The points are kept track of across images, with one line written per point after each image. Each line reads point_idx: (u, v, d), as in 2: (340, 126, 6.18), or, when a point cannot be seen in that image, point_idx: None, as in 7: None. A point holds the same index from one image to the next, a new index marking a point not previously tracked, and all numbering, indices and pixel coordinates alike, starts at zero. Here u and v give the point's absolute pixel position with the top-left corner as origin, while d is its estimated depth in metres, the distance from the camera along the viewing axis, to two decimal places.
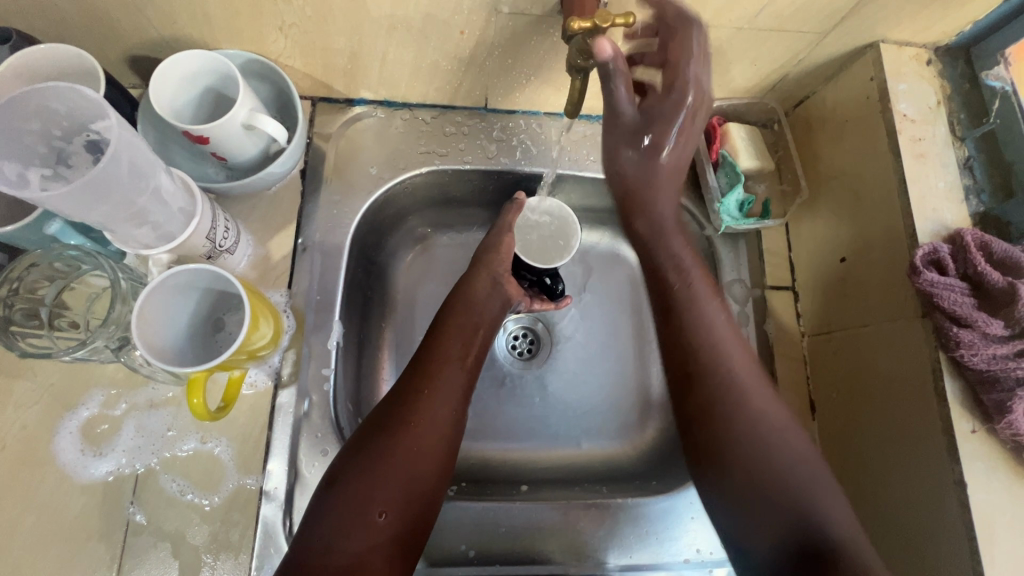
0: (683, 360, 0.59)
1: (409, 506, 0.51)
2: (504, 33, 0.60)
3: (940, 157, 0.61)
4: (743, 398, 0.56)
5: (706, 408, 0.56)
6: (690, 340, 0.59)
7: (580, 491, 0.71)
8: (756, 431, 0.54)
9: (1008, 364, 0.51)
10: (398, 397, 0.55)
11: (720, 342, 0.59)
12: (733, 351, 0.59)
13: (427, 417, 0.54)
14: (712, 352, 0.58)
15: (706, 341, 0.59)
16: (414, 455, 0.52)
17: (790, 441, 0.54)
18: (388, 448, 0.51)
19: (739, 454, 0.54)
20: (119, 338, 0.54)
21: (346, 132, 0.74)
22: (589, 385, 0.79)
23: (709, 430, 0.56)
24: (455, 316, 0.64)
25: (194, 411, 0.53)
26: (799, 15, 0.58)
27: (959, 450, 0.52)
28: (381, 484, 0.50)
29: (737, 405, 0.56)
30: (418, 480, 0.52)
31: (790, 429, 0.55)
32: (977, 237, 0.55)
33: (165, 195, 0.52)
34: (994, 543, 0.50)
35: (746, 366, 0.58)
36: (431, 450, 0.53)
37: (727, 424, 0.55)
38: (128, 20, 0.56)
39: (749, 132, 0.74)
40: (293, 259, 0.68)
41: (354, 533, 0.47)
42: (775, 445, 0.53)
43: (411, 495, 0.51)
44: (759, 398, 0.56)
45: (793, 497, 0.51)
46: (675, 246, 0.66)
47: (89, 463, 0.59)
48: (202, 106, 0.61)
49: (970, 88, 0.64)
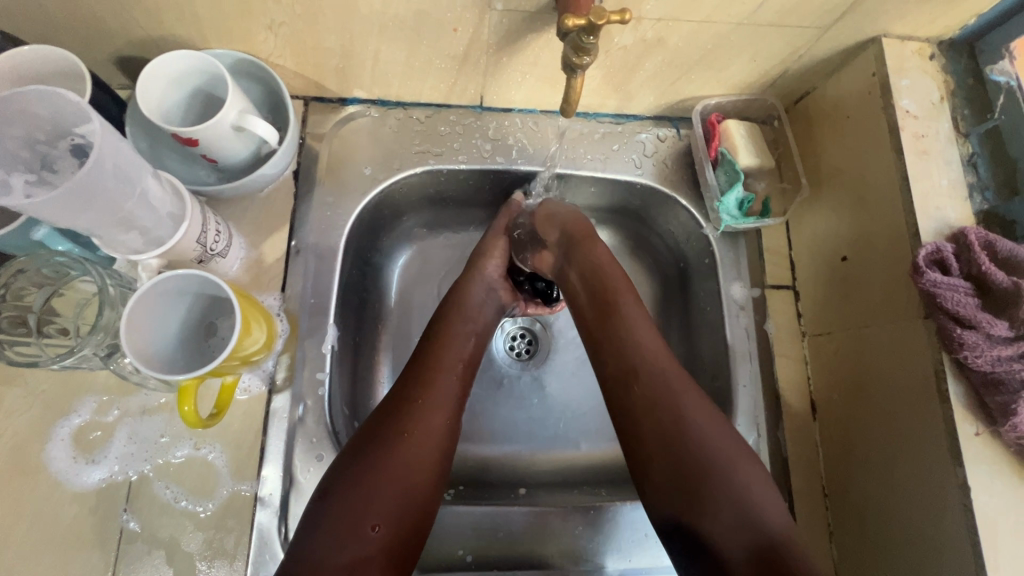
0: (618, 379, 0.59)
1: (403, 517, 0.50)
2: (499, 31, 0.59)
3: (944, 154, 0.60)
4: (681, 407, 0.55)
5: (642, 427, 0.56)
6: (625, 358, 0.59)
7: (579, 493, 0.70)
8: (693, 446, 0.53)
9: (1012, 365, 0.50)
10: (393, 406, 0.55)
11: (651, 357, 0.58)
12: (664, 362, 0.58)
13: (422, 428, 0.54)
14: (644, 366, 0.58)
15: (639, 356, 0.59)
16: (408, 465, 0.52)
17: (728, 446, 0.54)
18: (382, 459, 0.51)
19: (681, 469, 0.53)
20: (108, 346, 0.53)
21: (340, 132, 0.73)
22: (588, 386, 0.78)
23: (648, 451, 0.55)
24: (452, 322, 0.64)
25: (185, 418, 0.52)
26: (799, 10, 0.57)
27: (962, 453, 0.52)
28: (374, 496, 0.49)
29: (674, 419, 0.55)
30: (412, 491, 0.51)
31: (725, 439, 0.54)
32: (981, 235, 0.54)
33: (153, 200, 0.51)
34: (998, 548, 0.49)
35: (678, 379, 0.57)
36: (425, 462, 0.53)
37: (666, 441, 0.54)
38: (115, 20, 0.55)
39: (748, 129, 0.73)
40: (286, 262, 0.68)
41: (346, 546, 0.47)
42: (714, 458, 0.53)
43: (405, 506, 0.50)
44: (693, 409, 0.55)
45: (734, 507, 0.50)
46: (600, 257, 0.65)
47: (81, 471, 0.58)
48: (192, 107, 0.60)
49: (974, 83, 0.62)
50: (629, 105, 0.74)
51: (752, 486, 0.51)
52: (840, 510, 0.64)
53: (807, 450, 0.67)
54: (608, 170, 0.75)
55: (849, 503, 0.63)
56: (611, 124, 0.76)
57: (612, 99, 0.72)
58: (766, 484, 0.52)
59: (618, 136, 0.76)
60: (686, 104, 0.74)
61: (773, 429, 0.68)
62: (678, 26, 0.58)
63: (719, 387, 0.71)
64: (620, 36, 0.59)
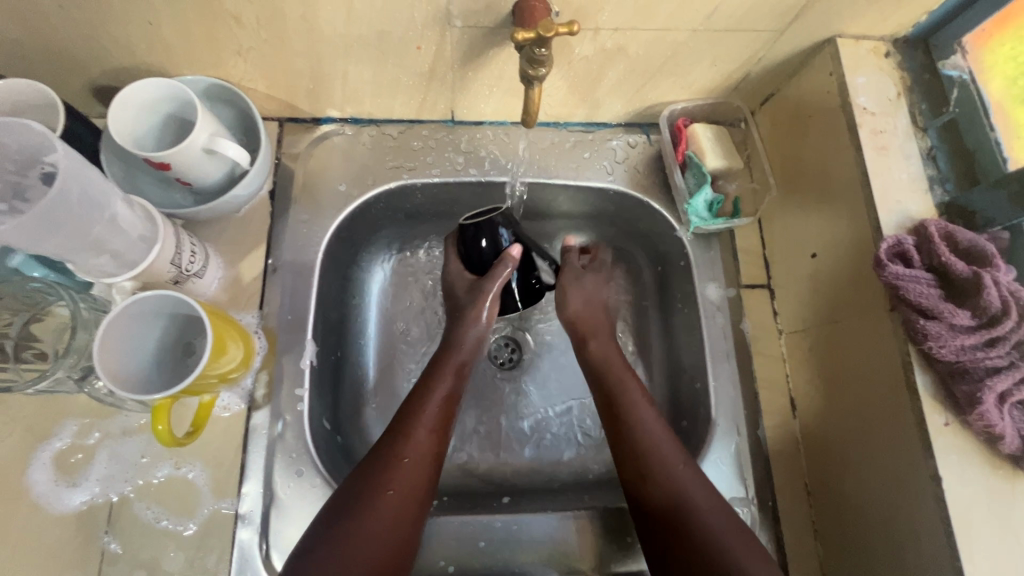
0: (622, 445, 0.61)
1: (381, 569, 0.51)
2: (460, 46, 0.60)
3: (902, 149, 0.61)
4: (670, 466, 0.58)
5: (649, 500, 0.57)
6: (625, 428, 0.61)
7: (564, 500, 0.69)
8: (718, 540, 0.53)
9: (975, 353, 0.50)
10: (373, 458, 0.57)
11: (663, 451, 0.59)
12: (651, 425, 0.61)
13: (400, 484, 0.56)
14: (638, 436, 0.60)
15: (652, 455, 0.59)
16: (387, 519, 0.53)
17: (709, 502, 0.56)
18: (361, 511, 0.53)
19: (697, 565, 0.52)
20: (81, 368, 0.55)
21: (314, 151, 0.74)
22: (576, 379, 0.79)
23: (658, 513, 0.56)
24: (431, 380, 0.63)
25: (159, 438, 0.53)
26: (751, 15, 0.58)
27: (932, 443, 0.52)
28: (355, 550, 0.51)
29: (691, 519, 0.54)
30: (388, 543, 0.53)
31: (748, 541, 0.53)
32: (941, 227, 0.55)
33: (123, 224, 0.52)
34: (971, 539, 0.50)
35: (664, 440, 0.60)
36: (400, 515, 0.54)
37: (680, 516, 0.55)
38: (89, 52, 0.57)
39: (715, 131, 0.74)
40: (263, 280, 0.69)
41: None
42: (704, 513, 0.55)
43: (382, 560, 0.52)
44: (684, 475, 0.57)
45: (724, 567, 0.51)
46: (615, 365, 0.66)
47: (61, 494, 0.59)
48: (164, 133, 0.61)
49: (930, 77, 0.63)
50: (597, 114, 0.75)
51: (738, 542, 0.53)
52: (823, 506, 0.64)
53: (787, 445, 0.68)
54: (579, 178, 0.76)
55: (832, 500, 0.63)
56: (581, 133, 0.77)
57: (581, 109, 0.73)
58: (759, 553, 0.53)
59: (589, 144, 0.77)
60: (653, 110, 0.75)
61: (753, 428, 0.68)
62: (635, 35, 0.59)
63: (698, 389, 0.71)
64: (579, 46, 0.61)
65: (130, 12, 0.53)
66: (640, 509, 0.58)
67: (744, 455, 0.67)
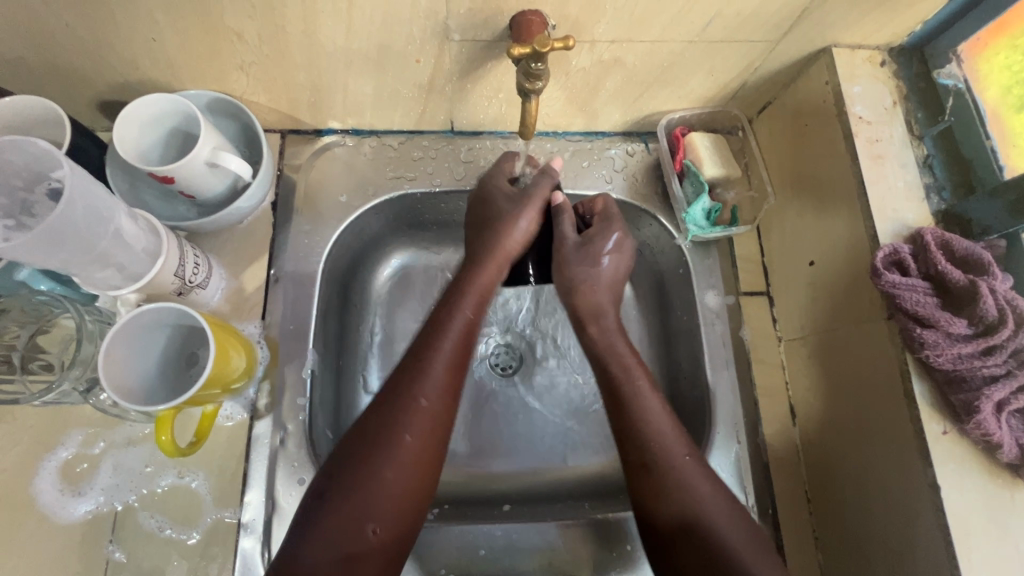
0: (631, 450, 0.56)
1: (399, 517, 0.52)
2: (459, 60, 0.61)
3: (898, 158, 0.61)
4: (692, 482, 0.54)
5: (664, 515, 0.53)
6: (636, 433, 0.56)
7: (562, 508, 0.70)
8: (734, 557, 0.51)
9: (973, 362, 0.51)
10: (389, 400, 0.54)
11: (678, 459, 0.55)
12: (667, 433, 0.56)
13: (417, 428, 0.53)
14: (652, 443, 0.56)
15: (673, 475, 0.54)
16: (406, 467, 0.52)
17: (731, 525, 0.52)
18: (380, 458, 0.52)
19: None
20: (87, 380, 0.56)
21: (316, 162, 0.75)
22: (568, 387, 0.79)
23: (673, 531, 0.53)
24: (448, 311, 0.60)
25: (162, 448, 0.54)
26: (747, 26, 0.59)
27: (930, 452, 0.52)
28: (373, 500, 0.50)
29: (713, 541, 0.51)
30: (405, 488, 0.52)
31: (765, 561, 0.51)
32: (937, 235, 0.55)
33: (128, 238, 0.54)
34: (970, 547, 0.50)
35: (681, 451, 0.56)
36: (418, 463, 0.53)
37: (697, 537, 0.52)
38: (94, 68, 0.58)
39: (713, 139, 0.74)
40: (265, 290, 0.69)
41: (344, 541, 0.49)
42: (725, 537, 0.52)
43: (399, 509, 0.52)
44: (704, 493, 0.53)
45: None
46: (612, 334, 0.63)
47: (68, 503, 0.60)
48: (169, 147, 0.62)
49: (925, 86, 0.64)
50: (596, 123, 0.75)
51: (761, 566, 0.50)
52: (823, 513, 0.64)
53: (787, 452, 0.68)
54: (578, 187, 0.76)
55: (832, 508, 0.63)
56: (580, 142, 0.78)
57: (579, 118, 0.74)
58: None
59: (588, 153, 0.78)
60: (651, 119, 0.75)
61: (753, 435, 0.68)
62: (632, 46, 0.60)
63: (698, 397, 0.71)
64: (576, 58, 0.61)
65: (135, 30, 0.54)
66: (651, 523, 0.54)
67: (744, 463, 0.67)
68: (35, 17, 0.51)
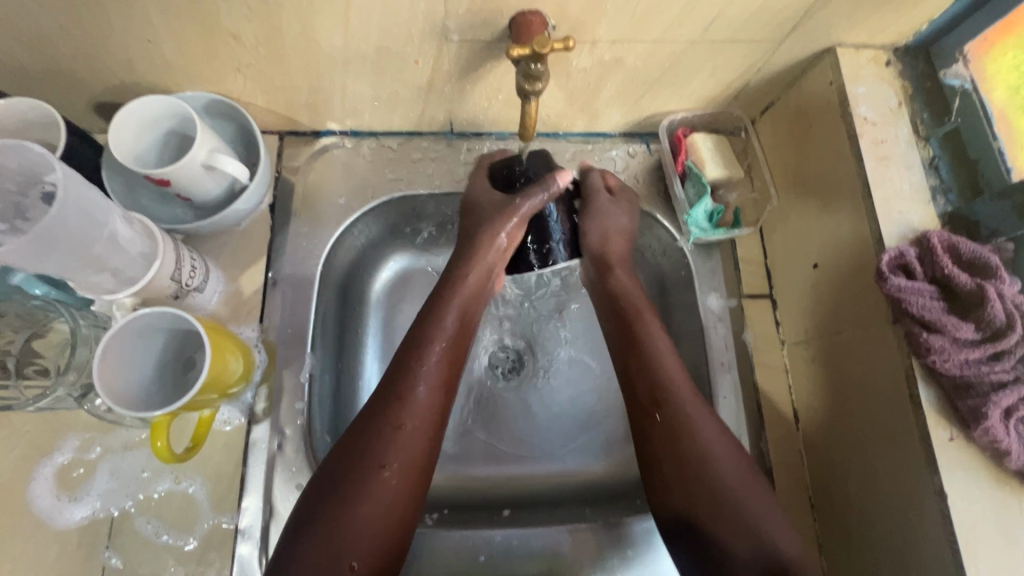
0: (643, 396, 0.60)
1: (413, 462, 0.54)
2: (458, 60, 0.60)
3: (904, 159, 0.60)
4: (695, 422, 0.57)
5: (667, 453, 0.56)
6: (648, 379, 0.60)
7: (563, 513, 0.69)
8: (730, 490, 0.54)
9: (981, 368, 0.50)
10: (365, 432, 0.54)
11: (682, 398, 0.58)
12: (674, 376, 0.60)
13: (428, 377, 0.57)
14: (660, 386, 0.59)
15: (678, 415, 0.57)
16: (386, 501, 0.52)
17: (731, 460, 0.55)
18: (357, 496, 0.51)
19: (705, 509, 0.54)
20: (81, 386, 0.55)
21: (314, 164, 0.74)
22: (572, 383, 0.78)
23: (675, 467, 0.56)
24: (435, 323, 0.61)
25: (158, 454, 0.53)
26: (750, 25, 0.58)
27: (936, 459, 0.51)
28: (387, 442, 0.53)
29: (712, 475, 0.54)
30: (419, 434, 0.55)
31: (759, 491, 0.54)
32: (944, 238, 0.54)
33: (122, 241, 0.53)
34: (977, 555, 0.49)
35: (686, 392, 0.58)
36: (414, 454, 0.54)
37: (697, 471, 0.55)
38: (89, 70, 0.58)
39: (715, 140, 0.74)
40: (263, 294, 0.69)
41: (360, 478, 0.52)
42: (724, 471, 0.55)
43: (412, 455, 0.54)
44: (707, 430, 0.56)
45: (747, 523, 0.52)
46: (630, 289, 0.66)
47: (64, 509, 0.59)
48: (165, 150, 0.62)
49: (931, 86, 0.63)
50: (596, 124, 0.75)
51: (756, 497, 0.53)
52: (827, 520, 0.63)
53: (790, 456, 0.67)
54: None
55: (835, 515, 0.62)
56: (581, 143, 0.77)
57: (580, 119, 0.73)
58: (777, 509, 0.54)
59: (589, 154, 0.77)
60: (653, 120, 0.75)
61: (756, 439, 0.67)
62: (633, 47, 0.59)
63: None
64: (577, 59, 0.61)
65: (129, 31, 0.53)
66: (654, 460, 0.57)
67: None
68: (28, 18, 0.50)
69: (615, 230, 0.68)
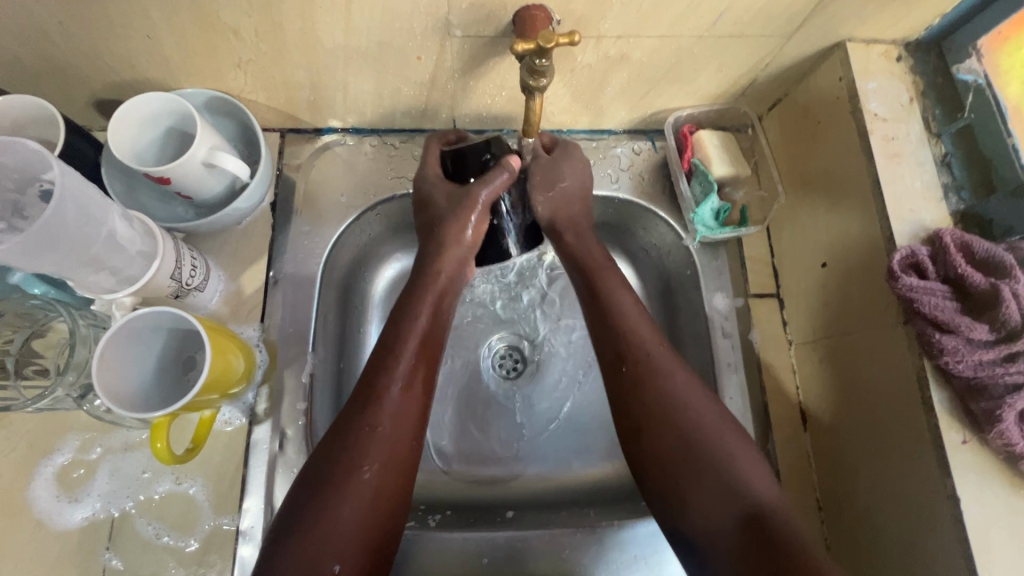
0: (611, 349, 0.60)
1: (396, 465, 0.54)
2: (461, 56, 0.59)
3: (915, 156, 0.59)
4: (666, 373, 0.57)
5: (637, 405, 0.56)
6: (613, 330, 0.60)
7: (567, 514, 0.68)
8: (703, 438, 0.53)
9: (994, 370, 0.49)
10: (344, 434, 0.53)
11: (658, 355, 0.58)
12: (644, 330, 0.59)
13: (405, 380, 0.57)
14: (628, 338, 0.59)
15: (647, 366, 0.57)
16: (370, 499, 0.51)
17: (701, 409, 0.55)
18: (341, 498, 0.50)
19: (677, 460, 0.53)
20: (81, 387, 0.54)
21: (315, 162, 0.74)
22: (564, 357, 0.78)
23: (644, 418, 0.55)
24: (413, 317, 0.60)
25: (158, 455, 0.52)
26: (758, 19, 0.57)
27: (949, 462, 0.50)
28: (368, 444, 0.53)
29: (681, 423, 0.54)
30: (400, 436, 0.54)
31: (733, 438, 0.54)
32: (957, 237, 0.53)
33: (122, 240, 0.52)
34: (991, 560, 0.48)
35: (656, 345, 0.58)
36: (395, 457, 0.54)
37: (666, 422, 0.54)
38: (89, 66, 0.57)
39: (721, 137, 0.72)
40: (265, 293, 0.68)
41: (343, 482, 0.51)
42: (693, 419, 0.54)
43: (396, 457, 0.54)
44: (677, 381, 0.56)
45: (718, 470, 0.52)
46: (590, 242, 0.66)
47: (64, 509, 0.59)
48: (166, 148, 0.61)
49: (943, 82, 0.62)
50: (601, 121, 0.74)
51: (730, 446, 0.53)
52: (836, 522, 0.62)
53: (798, 458, 0.66)
54: None
55: (844, 517, 0.61)
56: (585, 141, 0.76)
57: (584, 116, 0.72)
58: (753, 460, 0.53)
59: (594, 152, 0.76)
60: (658, 116, 0.74)
61: (763, 442, 0.66)
62: (640, 42, 0.58)
63: None
64: (582, 54, 0.60)
65: (128, 26, 0.52)
66: (626, 412, 0.57)
67: None
68: (27, 14, 0.49)
69: (565, 199, 0.66)
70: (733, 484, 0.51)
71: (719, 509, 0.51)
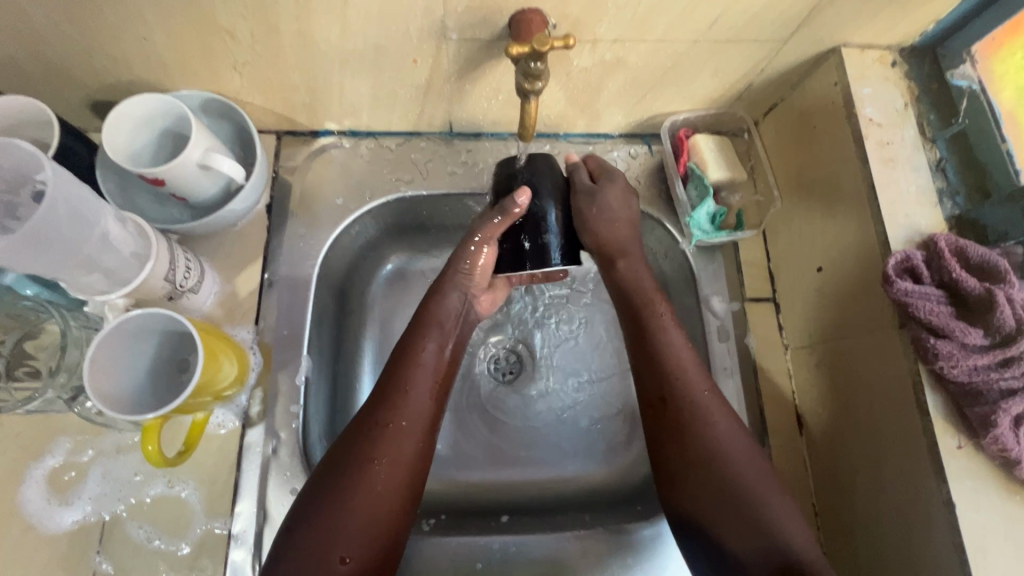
0: (653, 387, 0.58)
1: (403, 467, 0.53)
2: (458, 59, 0.59)
3: (910, 161, 0.59)
4: (709, 415, 0.56)
5: (677, 446, 0.56)
6: (657, 367, 0.58)
7: (563, 519, 0.68)
8: (744, 484, 0.53)
9: (989, 375, 0.49)
10: (356, 433, 0.53)
11: (700, 395, 0.57)
12: (689, 367, 0.58)
13: (418, 383, 0.57)
14: (671, 377, 0.58)
15: (690, 409, 0.56)
16: (377, 494, 0.51)
17: (745, 455, 0.54)
18: (348, 488, 0.50)
19: (715, 509, 0.53)
20: (71, 389, 0.55)
21: (312, 164, 0.73)
22: (560, 359, 0.78)
23: (684, 460, 0.55)
24: (419, 337, 0.59)
25: (149, 458, 0.52)
26: (754, 24, 0.57)
27: (944, 468, 0.50)
28: (378, 445, 0.53)
29: (724, 469, 0.54)
30: (409, 439, 0.54)
31: (777, 492, 0.53)
32: (951, 243, 0.53)
33: (115, 241, 0.52)
34: (987, 566, 0.48)
35: (702, 384, 0.57)
36: (401, 460, 0.53)
37: (706, 465, 0.54)
38: (85, 68, 0.57)
39: (718, 142, 0.72)
40: (259, 294, 0.68)
41: (352, 478, 0.51)
42: (737, 465, 0.54)
43: (408, 463, 0.53)
44: (721, 424, 0.55)
45: (757, 517, 0.51)
46: (638, 268, 0.64)
47: (54, 513, 0.58)
48: (160, 149, 0.61)
49: (938, 87, 0.62)
50: (597, 125, 0.74)
51: (770, 494, 0.52)
52: (832, 529, 0.62)
53: (795, 464, 0.65)
54: None
55: (839, 523, 0.61)
56: (581, 144, 0.76)
57: (581, 120, 0.72)
58: (793, 509, 0.52)
59: None
60: (655, 120, 0.74)
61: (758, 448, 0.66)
62: (636, 45, 0.58)
63: None
64: (578, 58, 0.60)
65: (124, 28, 0.52)
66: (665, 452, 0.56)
67: None
68: (22, 15, 0.49)
69: (612, 215, 0.63)
70: (774, 534, 0.50)
71: (758, 558, 0.50)
